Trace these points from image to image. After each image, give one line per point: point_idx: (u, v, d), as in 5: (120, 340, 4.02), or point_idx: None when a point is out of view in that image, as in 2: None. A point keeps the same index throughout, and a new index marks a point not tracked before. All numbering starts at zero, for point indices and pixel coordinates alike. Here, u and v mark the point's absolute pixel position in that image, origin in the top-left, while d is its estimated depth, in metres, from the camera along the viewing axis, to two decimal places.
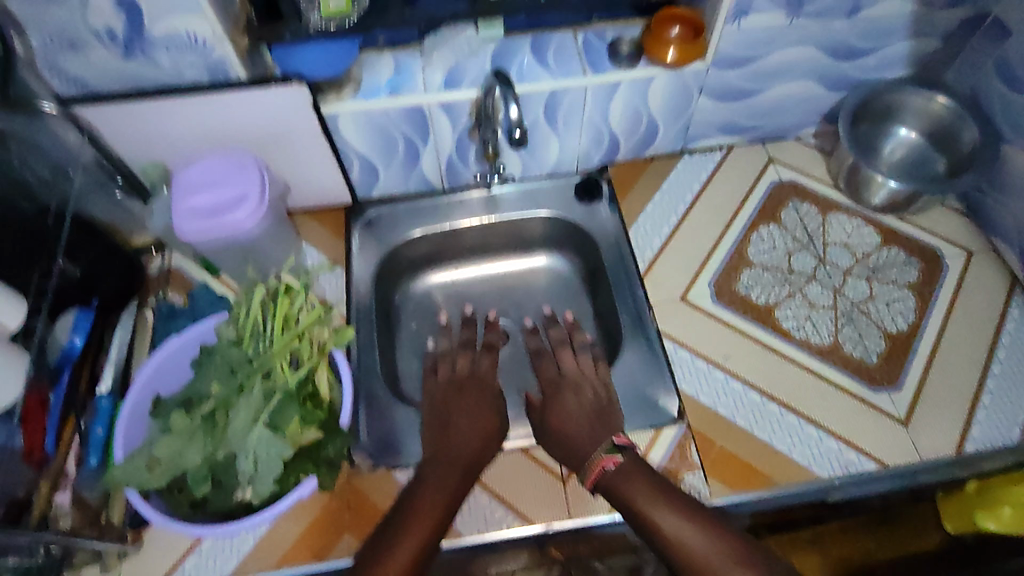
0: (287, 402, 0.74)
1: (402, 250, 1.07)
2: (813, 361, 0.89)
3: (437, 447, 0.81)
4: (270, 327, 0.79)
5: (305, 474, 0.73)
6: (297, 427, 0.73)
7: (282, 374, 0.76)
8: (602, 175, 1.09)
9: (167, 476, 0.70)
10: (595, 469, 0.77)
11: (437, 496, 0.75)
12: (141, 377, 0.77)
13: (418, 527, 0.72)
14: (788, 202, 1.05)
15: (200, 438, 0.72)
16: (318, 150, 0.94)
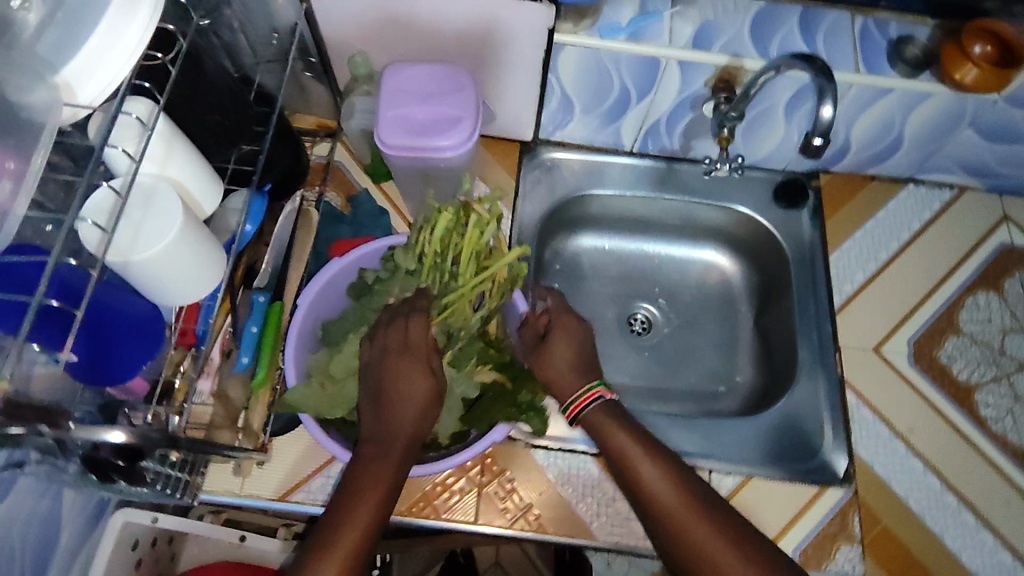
0: (472, 343, 0.70)
1: (568, 205, 0.97)
2: (1005, 461, 0.80)
3: (384, 417, 0.60)
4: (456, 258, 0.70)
5: (501, 419, 0.67)
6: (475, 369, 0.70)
7: (464, 317, 0.70)
8: (810, 181, 0.97)
9: (342, 406, 0.66)
10: (579, 403, 0.69)
11: (385, 476, 0.58)
12: (301, 299, 0.69)
13: (357, 520, 0.56)
14: (1014, 271, 0.92)
15: None
16: (529, 79, 0.82)
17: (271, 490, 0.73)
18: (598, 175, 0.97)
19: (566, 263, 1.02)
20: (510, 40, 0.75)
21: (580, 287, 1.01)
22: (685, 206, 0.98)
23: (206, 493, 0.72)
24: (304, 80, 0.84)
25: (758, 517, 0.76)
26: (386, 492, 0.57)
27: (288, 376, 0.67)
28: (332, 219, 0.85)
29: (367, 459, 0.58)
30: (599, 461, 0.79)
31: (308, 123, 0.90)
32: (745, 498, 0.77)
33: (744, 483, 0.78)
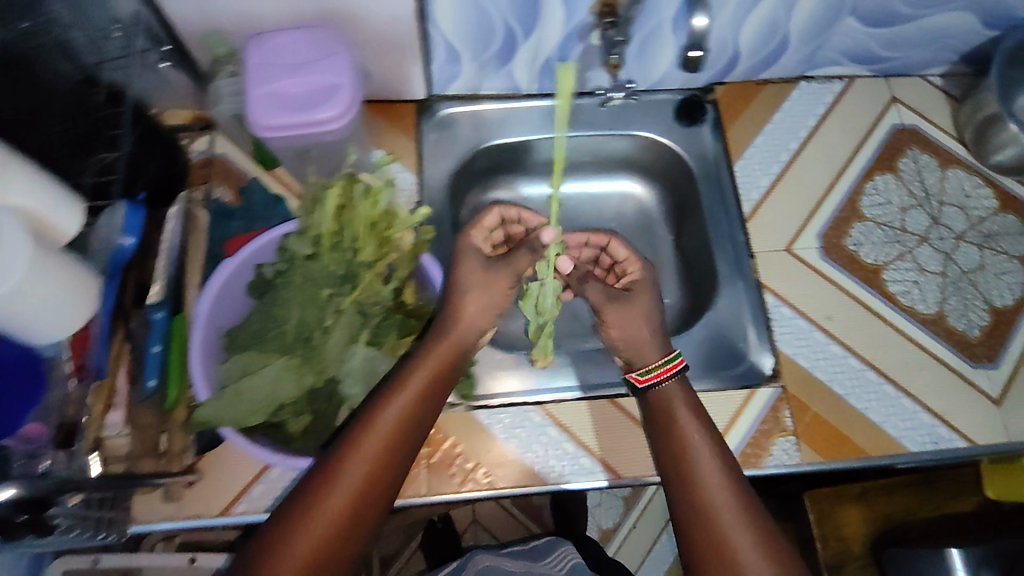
0: (388, 317, 0.69)
1: (473, 159, 0.94)
2: (915, 331, 0.85)
3: (411, 363, 0.66)
4: (350, 234, 0.67)
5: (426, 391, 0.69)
6: (398, 342, 0.69)
7: (375, 288, 0.67)
8: (706, 96, 0.97)
9: (264, 413, 0.64)
10: (658, 373, 0.77)
11: (399, 410, 0.62)
12: (200, 314, 0.67)
13: (369, 446, 0.60)
14: (907, 150, 0.95)
15: (298, 367, 0.66)
16: (404, 35, 0.78)
17: (212, 507, 0.70)
18: (499, 125, 0.94)
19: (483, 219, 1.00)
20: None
21: None
22: (591, 140, 0.98)
23: (142, 523, 0.69)
24: (163, 73, 0.78)
25: None
26: (403, 427, 0.62)
27: (199, 393, 0.64)
28: (224, 216, 0.80)
29: (388, 396, 0.63)
30: (540, 410, 0.81)
31: (183, 117, 0.84)
32: None
33: None
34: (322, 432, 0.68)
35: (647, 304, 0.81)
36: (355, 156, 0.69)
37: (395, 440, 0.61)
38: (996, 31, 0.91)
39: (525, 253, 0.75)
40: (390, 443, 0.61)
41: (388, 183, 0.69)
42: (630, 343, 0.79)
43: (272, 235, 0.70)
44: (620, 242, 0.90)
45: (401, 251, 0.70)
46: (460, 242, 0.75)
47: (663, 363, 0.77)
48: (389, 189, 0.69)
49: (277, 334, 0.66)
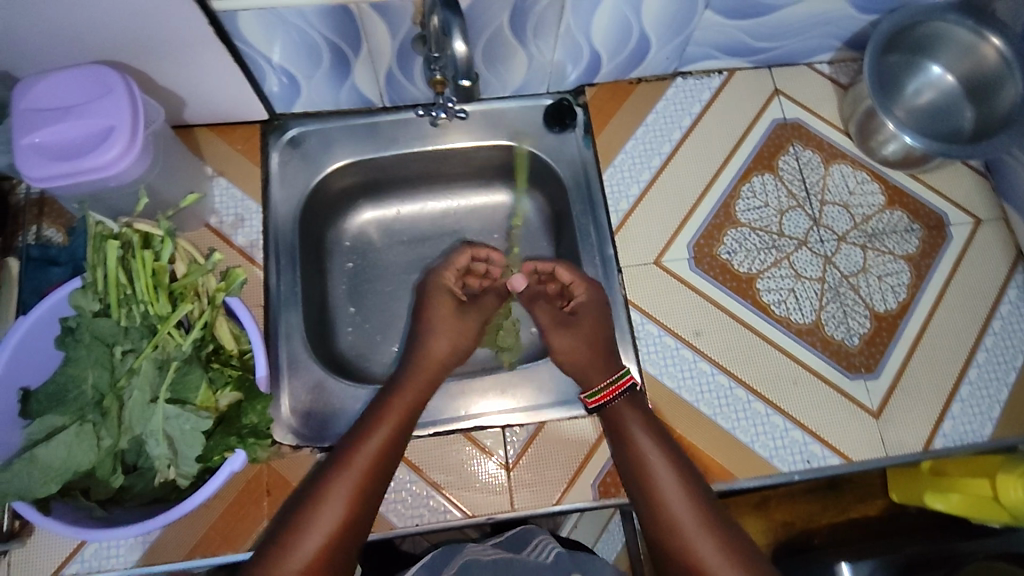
0: (192, 368, 0.64)
1: (330, 180, 0.89)
2: (790, 342, 0.81)
3: (363, 434, 0.70)
4: (139, 288, 0.63)
5: (230, 449, 0.63)
6: (209, 395, 0.65)
7: (173, 339, 0.64)
8: (577, 99, 0.92)
9: (59, 481, 0.59)
10: (607, 394, 0.75)
11: (354, 481, 0.67)
12: None
13: (326, 517, 0.65)
14: (788, 146, 0.90)
15: (91, 431, 0.61)
16: (218, 58, 0.74)
17: (44, 566, 0.68)
18: (357, 141, 0.89)
19: (355, 239, 0.95)
20: (160, 21, 0.66)
21: (373, 260, 0.94)
22: (458, 152, 0.91)
23: None
24: None
25: (555, 463, 0.77)
26: (362, 494, 0.67)
27: None
28: (47, 262, 0.76)
29: (343, 465, 0.68)
30: None
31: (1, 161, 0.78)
32: (542, 443, 0.78)
33: (540, 429, 0.78)
34: (142, 490, 0.66)
35: (595, 324, 0.79)
36: (147, 198, 0.65)
37: (354, 507, 0.66)
38: (875, 15, 0.85)
39: (490, 296, 0.88)
40: (347, 512, 0.66)
41: (171, 230, 0.65)
42: (578, 368, 0.78)
43: (68, 289, 0.66)
44: (568, 267, 0.82)
45: (205, 295, 0.67)
46: (431, 282, 0.86)
47: (604, 387, 0.75)
48: (173, 238, 0.66)
49: (76, 397, 0.62)
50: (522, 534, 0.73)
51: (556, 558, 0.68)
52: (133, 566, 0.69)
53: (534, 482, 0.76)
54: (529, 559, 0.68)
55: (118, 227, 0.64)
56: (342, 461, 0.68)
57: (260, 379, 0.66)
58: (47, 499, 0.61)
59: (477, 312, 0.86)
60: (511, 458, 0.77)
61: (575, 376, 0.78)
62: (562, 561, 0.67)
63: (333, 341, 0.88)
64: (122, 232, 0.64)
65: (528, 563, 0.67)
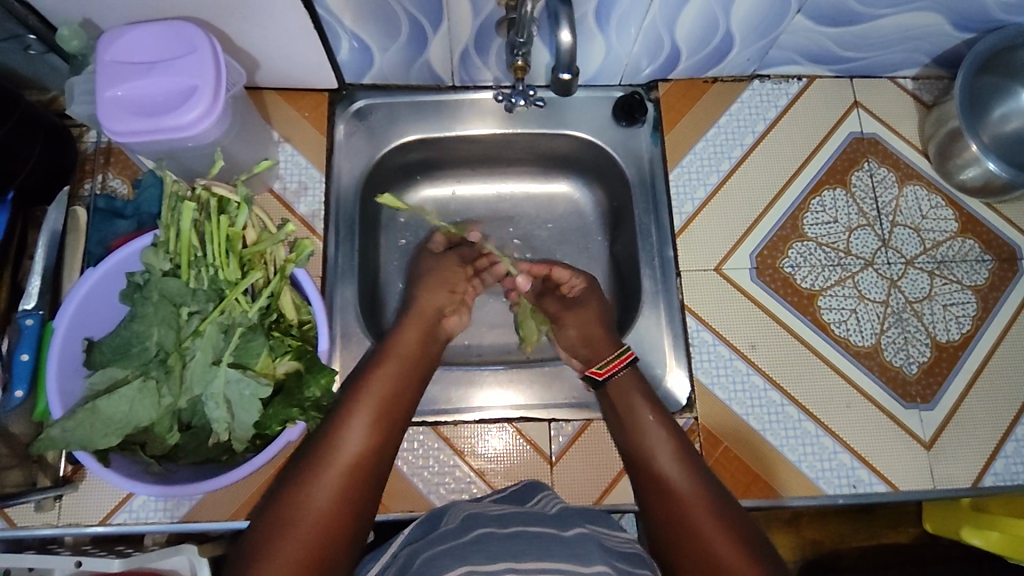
0: (256, 336, 0.65)
1: (392, 154, 0.88)
2: (846, 363, 0.79)
3: (367, 380, 0.67)
4: (212, 251, 0.63)
5: (290, 421, 0.64)
6: (269, 362, 0.65)
7: (239, 306, 0.64)
8: (649, 93, 0.90)
9: (119, 434, 0.60)
10: (613, 364, 0.75)
11: (362, 429, 0.63)
12: (61, 322, 0.64)
13: (343, 461, 0.61)
14: (863, 162, 0.87)
15: (154, 387, 0.62)
16: (297, 22, 0.73)
17: (91, 516, 0.70)
18: (423, 118, 0.88)
19: (411, 216, 0.94)
20: None
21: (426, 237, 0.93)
22: (523, 137, 0.90)
23: (19, 530, 0.69)
24: (41, 58, 0.74)
25: (597, 460, 0.77)
26: (373, 437, 0.63)
27: (54, 410, 0.62)
28: (113, 215, 0.76)
29: (353, 409, 0.64)
30: (434, 433, 0.77)
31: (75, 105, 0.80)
32: (586, 441, 0.77)
33: (585, 427, 0.78)
34: (194, 450, 0.66)
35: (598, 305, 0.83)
36: (222, 162, 0.64)
37: (367, 448, 0.62)
38: (971, 33, 0.82)
39: (466, 247, 0.87)
40: (364, 451, 0.62)
41: (247, 198, 0.65)
42: (588, 340, 0.80)
43: (138, 245, 0.67)
44: (562, 266, 0.84)
45: (273, 264, 0.67)
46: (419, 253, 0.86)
47: (613, 358, 0.76)
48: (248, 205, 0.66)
49: (140, 352, 0.63)
50: (528, 488, 0.71)
51: (562, 511, 0.65)
52: (178, 521, 0.70)
53: (578, 478, 0.76)
54: (534, 509, 0.66)
55: (195, 188, 0.64)
56: (351, 403, 0.65)
57: (319, 351, 0.66)
58: (106, 451, 0.62)
59: (447, 256, 0.84)
60: (554, 452, 0.77)
61: (587, 354, 0.80)
62: (569, 512, 0.66)
63: (382, 317, 0.88)
64: (199, 195, 0.64)
65: (533, 514, 0.64)
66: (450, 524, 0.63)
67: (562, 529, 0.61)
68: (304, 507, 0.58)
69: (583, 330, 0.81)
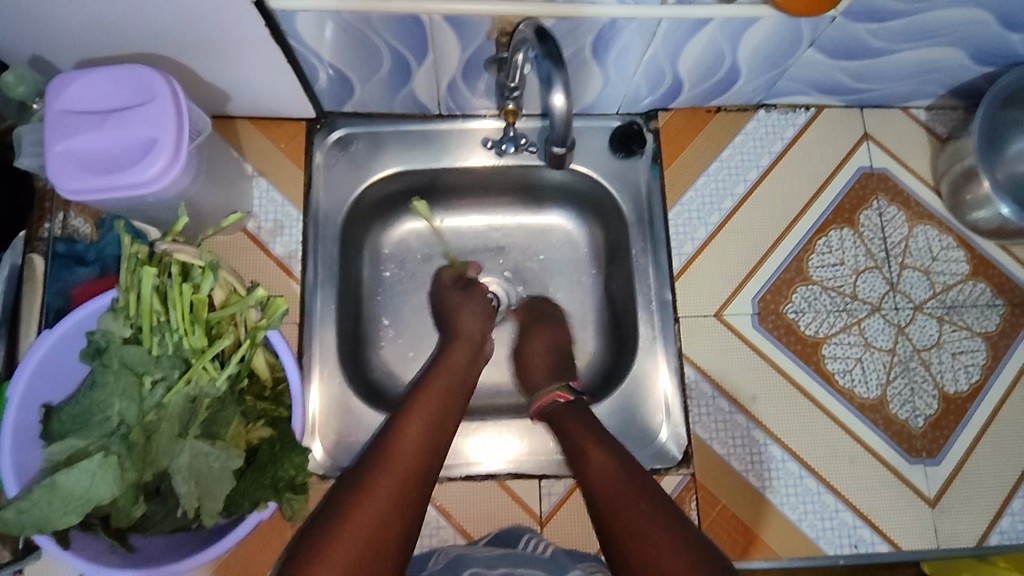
0: (226, 405, 0.60)
1: (375, 187, 0.83)
2: (850, 417, 0.76)
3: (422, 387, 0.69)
4: (175, 316, 0.59)
5: (262, 502, 0.59)
6: (241, 431, 0.61)
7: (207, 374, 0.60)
8: (648, 124, 0.85)
9: (80, 514, 0.55)
10: (544, 400, 0.74)
11: (420, 426, 0.65)
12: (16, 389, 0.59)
13: (405, 452, 0.62)
14: (872, 199, 0.83)
15: (116, 462, 0.57)
16: (268, 55, 0.67)
17: None
18: (407, 148, 0.83)
19: (395, 248, 0.89)
20: (210, 18, 0.59)
21: (411, 272, 0.89)
22: (514, 169, 0.84)
23: None
24: None
25: (589, 517, 0.74)
26: (431, 432, 0.64)
27: (9, 487, 0.58)
28: (73, 260, 0.71)
29: (411, 408, 0.66)
30: None
31: None
32: (577, 500, 0.74)
33: (576, 485, 0.75)
34: (163, 518, 0.62)
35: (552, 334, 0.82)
36: (187, 218, 0.59)
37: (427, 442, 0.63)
38: (991, 66, 0.77)
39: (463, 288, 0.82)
40: (424, 444, 0.63)
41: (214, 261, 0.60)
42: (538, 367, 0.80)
43: (99, 305, 0.62)
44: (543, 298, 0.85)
45: (244, 327, 0.63)
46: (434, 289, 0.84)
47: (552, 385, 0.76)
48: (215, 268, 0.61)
49: (102, 422, 0.58)
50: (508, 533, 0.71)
51: (553, 552, 0.65)
52: None
53: (568, 538, 0.73)
54: (525, 551, 0.66)
55: (155, 249, 0.60)
56: (410, 401, 0.67)
57: (295, 426, 0.62)
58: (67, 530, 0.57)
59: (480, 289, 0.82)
60: (544, 512, 0.74)
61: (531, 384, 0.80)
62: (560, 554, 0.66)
63: (365, 359, 0.84)
64: (163, 262, 0.60)
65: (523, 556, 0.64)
66: (438, 567, 0.64)
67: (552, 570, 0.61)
68: (374, 488, 0.58)
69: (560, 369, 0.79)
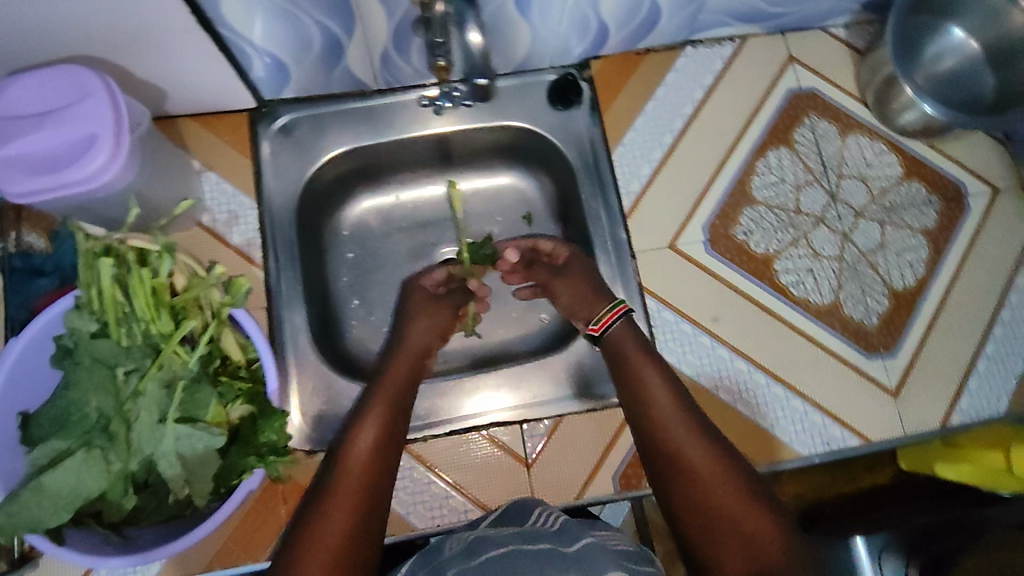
0: (202, 384, 0.61)
1: (326, 168, 0.84)
2: (808, 324, 0.79)
3: (371, 395, 0.67)
4: (139, 305, 0.59)
5: (249, 470, 0.60)
6: (220, 410, 0.62)
7: (179, 357, 0.61)
8: (582, 73, 0.87)
9: (70, 510, 0.56)
10: (609, 317, 0.72)
11: (369, 436, 0.62)
12: None
13: (353, 468, 0.60)
14: (804, 118, 0.86)
15: (99, 455, 0.58)
16: (198, 47, 0.68)
17: None
18: (352, 125, 0.84)
19: (354, 229, 0.90)
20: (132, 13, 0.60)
21: (374, 249, 0.90)
22: (459, 134, 0.87)
23: None
24: None
25: (577, 454, 0.76)
26: (382, 442, 0.62)
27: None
28: (32, 273, 0.71)
29: (363, 414, 0.65)
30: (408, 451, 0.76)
31: None
32: (561, 438, 0.77)
33: (558, 424, 0.77)
34: (156, 509, 0.62)
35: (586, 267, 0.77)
36: (138, 210, 0.60)
37: (375, 445, 0.62)
38: None
39: (460, 293, 0.83)
40: (380, 441, 0.63)
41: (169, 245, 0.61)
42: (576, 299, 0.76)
43: (60, 307, 0.63)
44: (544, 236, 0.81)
45: (209, 309, 0.63)
46: (411, 283, 0.82)
47: (604, 313, 0.72)
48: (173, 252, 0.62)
49: (80, 420, 0.58)
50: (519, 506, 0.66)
51: (563, 524, 0.60)
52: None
53: (556, 475, 0.76)
54: (533, 526, 0.61)
55: (109, 241, 0.60)
56: (358, 412, 0.65)
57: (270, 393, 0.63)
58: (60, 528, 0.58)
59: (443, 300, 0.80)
60: (530, 454, 0.76)
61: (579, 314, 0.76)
62: (571, 524, 0.61)
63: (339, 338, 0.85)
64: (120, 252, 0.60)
65: (533, 530, 0.59)
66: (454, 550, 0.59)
67: (566, 545, 0.55)
68: (329, 511, 0.56)
69: (574, 300, 0.76)
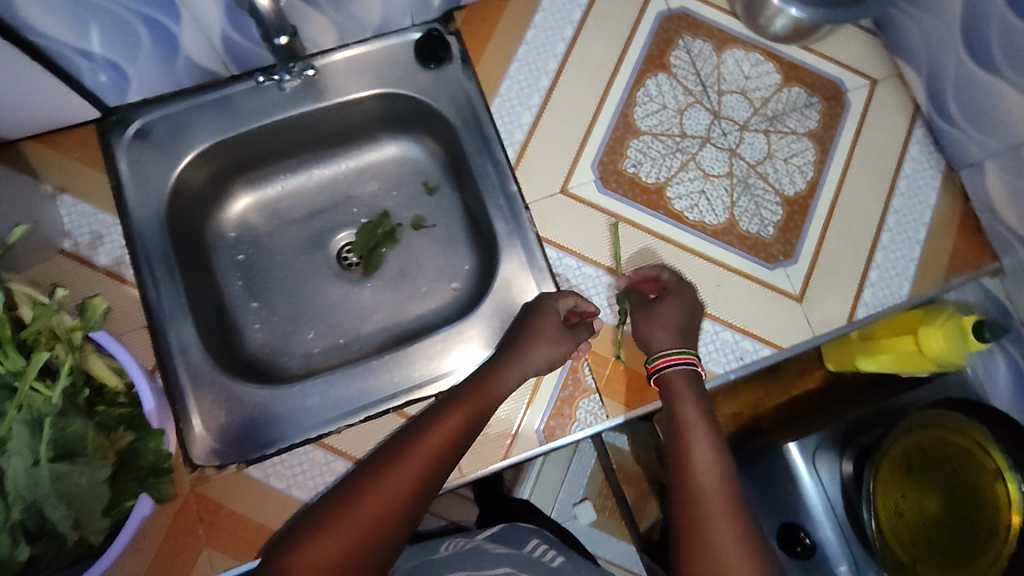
0: (74, 417, 0.57)
1: (192, 169, 0.79)
2: (708, 246, 0.79)
3: (440, 417, 0.63)
4: None
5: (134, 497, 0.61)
6: (101, 439, 0.58)
7: (40, 392, 0.55)
8: (447, 27, 0.84)
9: None
10: (670, 360, 0.70)
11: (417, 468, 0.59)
12: None
13: (385, 497, 0.57)
14: (677, 39, 0.85)
15: None
16: (6, 55, 0.63)
17: None
18: (212, 119, 0.79)
19: (240, 229, 0.86)
20: None
21: (265, 246, 0.86)
22: (330, 111, 0.82)
23: None
24: None
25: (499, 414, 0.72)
26: (426, 477, 0.59)
27: None
28: None
29: (420, 440, 0.61)
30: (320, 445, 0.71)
31: None
32: None
33: None
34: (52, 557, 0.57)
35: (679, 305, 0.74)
36: None
37: (453, 438, 0.62)
38: None
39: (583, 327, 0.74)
40: (426, 473, 0.60)
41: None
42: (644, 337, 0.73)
43: None
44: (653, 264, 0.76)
45: (63, 338, 0.60)
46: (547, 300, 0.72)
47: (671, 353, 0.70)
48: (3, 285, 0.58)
49: None
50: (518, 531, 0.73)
51: (559, 564, 0.69)
52: None
53: (481, 440, 0.72)
54: (529, 554, 0.69)
55: None
56: (416, 436, 0.62)
57: (146, 414, 0.64)
58: None
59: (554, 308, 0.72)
60: None
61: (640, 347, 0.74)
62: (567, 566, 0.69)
63: (241, 344, 0.81)
64: None
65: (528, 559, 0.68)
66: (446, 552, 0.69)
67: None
68: (335, 535, 0.55)
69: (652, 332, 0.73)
